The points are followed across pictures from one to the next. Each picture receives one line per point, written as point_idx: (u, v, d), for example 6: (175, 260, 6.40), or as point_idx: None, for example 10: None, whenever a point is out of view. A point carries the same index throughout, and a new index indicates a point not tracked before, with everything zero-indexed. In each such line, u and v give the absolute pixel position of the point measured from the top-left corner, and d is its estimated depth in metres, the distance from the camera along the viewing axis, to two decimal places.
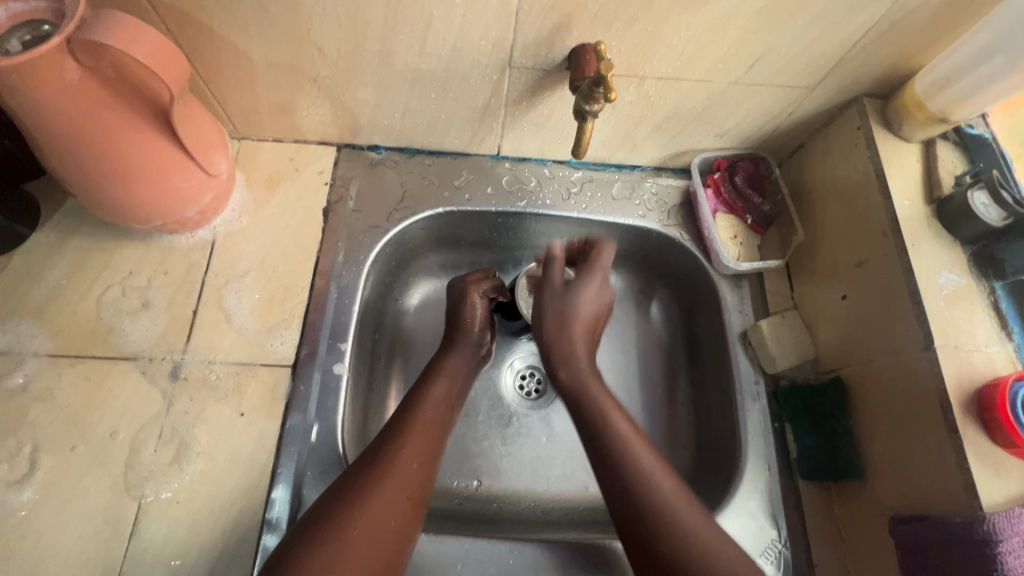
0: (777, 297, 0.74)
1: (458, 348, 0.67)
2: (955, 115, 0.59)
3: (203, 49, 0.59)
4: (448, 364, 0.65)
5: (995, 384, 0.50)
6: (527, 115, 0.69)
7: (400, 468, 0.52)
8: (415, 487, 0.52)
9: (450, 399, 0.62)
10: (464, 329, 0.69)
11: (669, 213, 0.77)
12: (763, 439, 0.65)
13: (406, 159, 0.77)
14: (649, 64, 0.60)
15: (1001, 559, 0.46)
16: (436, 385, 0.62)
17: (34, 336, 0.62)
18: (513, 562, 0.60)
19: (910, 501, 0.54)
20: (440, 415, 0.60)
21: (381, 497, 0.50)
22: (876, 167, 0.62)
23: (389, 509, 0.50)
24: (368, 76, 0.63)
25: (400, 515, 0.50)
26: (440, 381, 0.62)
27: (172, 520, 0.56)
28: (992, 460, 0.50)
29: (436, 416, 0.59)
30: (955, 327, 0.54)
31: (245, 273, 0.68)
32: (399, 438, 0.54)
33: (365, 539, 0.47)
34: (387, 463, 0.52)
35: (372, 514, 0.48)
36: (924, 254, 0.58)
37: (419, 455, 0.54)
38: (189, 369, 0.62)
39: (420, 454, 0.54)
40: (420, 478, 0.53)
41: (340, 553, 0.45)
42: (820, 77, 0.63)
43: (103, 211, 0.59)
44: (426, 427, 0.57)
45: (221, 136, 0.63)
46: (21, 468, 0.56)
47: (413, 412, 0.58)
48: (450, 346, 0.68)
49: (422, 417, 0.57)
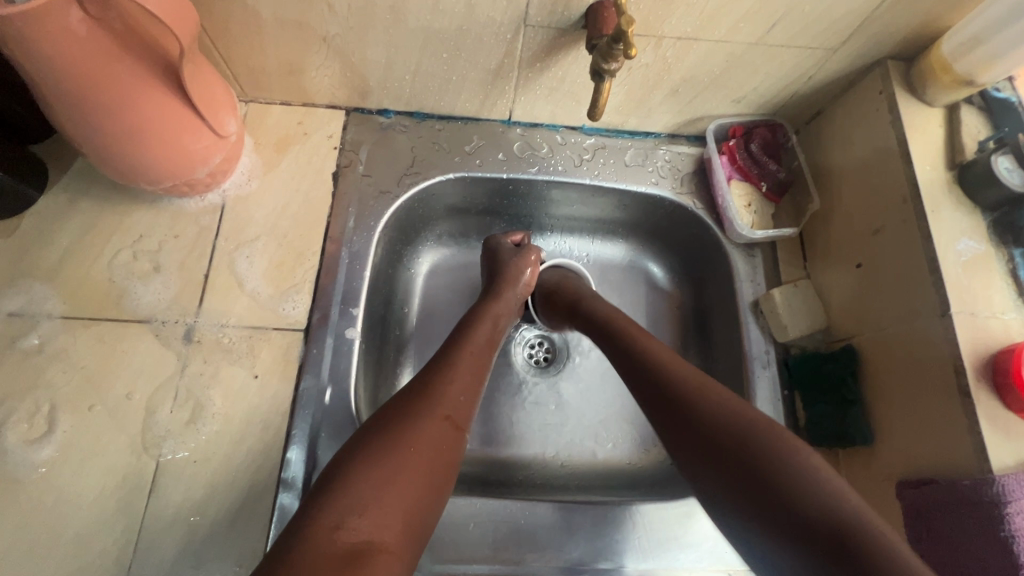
0: (790, 266, 0.73)
1: (503, 297, 0.69)
2: (982, 77, 0.57)
3: (210, 5, 0.57)
4: (494, 311, 0.67)
5: (1010, 350, 0.50)
6: (541, 77, 0.68)
7: (447, 398, 0.55)
8: (461, 416, 0.55)
9: (493, 343, 0.64)
10: (509, 281, 0.70)
11: (682, 180, 0.76)
12: (772, 405, 0.66)
13: (416, 123, 0.76)
14: (668, 23, 0.58)
15: (1009, 519, 0.46)
16: (482, 327, 0.64)
17: (46, 298, 0.62)
18: (525, 522, 0.61)
19: (919, 464, 0.55)
20: (484, 360, 0.61)
21: (430, 424, 0.52)
22: (898, 132, 0.61)
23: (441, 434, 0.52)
24: (379, 34, 0.61)
25: (448, 439, 0.53)
26: (486, 327, 0.65)
27: (190, 479, 0.57)
28: (1003, 424, 0.50)
29: (480, 358, 0.61)
30: (971, 293, 0.54)
31: (256, 237, 0.67)
32: (447, 373, 0.57)
33: (422, 459, 0.51)
34: (439, 395, 0.55)
35: (427, 438, 0.51)
36: (943, 221, 0.57)
37: (465, 391, 0.57)
38: (202, 332, 0.62)
39: (466, 389, 0.58)
40: (465, 410, 0.56)
41: (395, 475, 0.48)
42: (843, 38, 0.61)
43: (114, 172, 0.58)
44: (473, 365, 0.60)
45: (229, 95, 0.61)
46: (40, 426, 0.57)
47: (459, 349, 0.60)
48: (496, 294, 0.69)
49: (467, 356, 0.60)
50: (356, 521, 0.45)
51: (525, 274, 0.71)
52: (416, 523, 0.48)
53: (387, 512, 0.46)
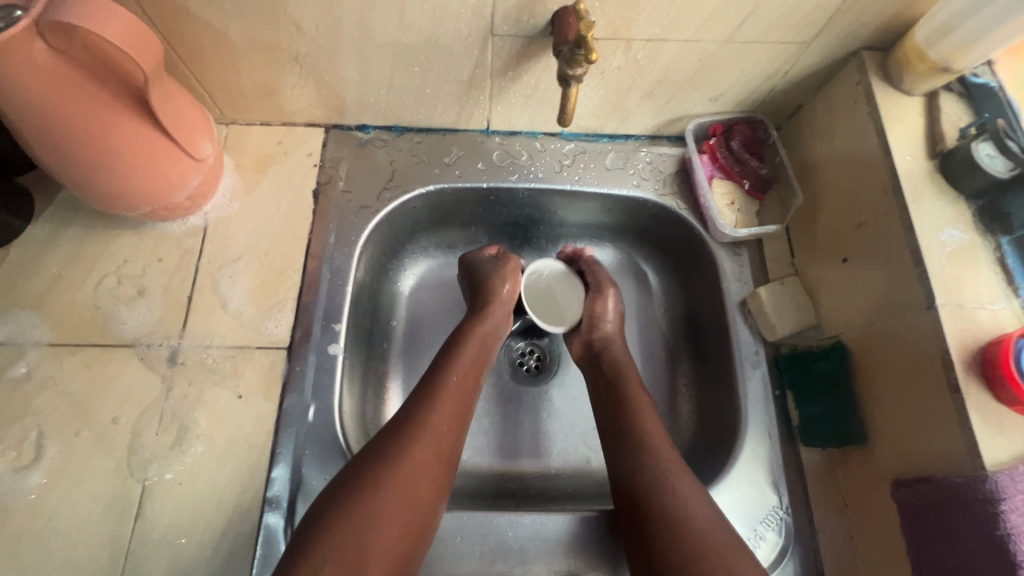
0: (778, 264, 0.72)
1: (487, 314, 0.67)
2: (958, 63, 0.56)
3: (181, 31, 0.58)
4: (478, 329, 0.65)
5: (998, 342, 0.49)
6: (515, 85, 0.68)
7: (431, 433, 0.54)
8: (445, 448, 0.54)
9: (479, 365, 0.63)
10: (491, 299, 0.68)
11: (665, 182, 0.76)
12: (764, 406, 0.65)
13: (395, 137, 0.76)
14: (635, 25, 0.58)
15: (1005, 517, 0.44)
16: (469, 347, 0.63)
17: (34, 326, 0.62)
18: (512, 535, 0.59)
19: (911, 463, 0.53)
20: (467, 390, 0.60)
21: (416, 453, 0.52)
22: (876, 123, 0.60)
23: (423, 470, 0.51)
24: (349, 51, 0.62)
25: (431, 475, 0.52)
26: (471, 349, 0.63)
27: (177, 501, 0.57)
28: (995, 418, 0.48)
29: (464, 384, 0.60)
30: (957, 285, 0.53)
31: (238, 258, 0.68)
32: (427, 406, 0.55)
33: (405, 493, 0.49)
34: (421, 425, 0.54)
35: (407, 477, 0.50)
36: (925, 211, 0.56)
37: (449, 422, 0.56)
38: (187, 353, 0.63)
39: (451, 420, 0.56)
40: (452, 444, 0.55)
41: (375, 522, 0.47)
42: (816, 31, 0.60)
43: (93, 200, 0.59)
44: (456, 395, 0.58)
45: (204, 118, 0.62)
46: (27, 454, 0.58)
47: (445, 372, 0.59)
48: (481, 313, 0.67)
49: (453, 382, 0.59)
50: (334, 569, 0.44)
51: (511, 290, 0.69)
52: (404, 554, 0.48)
53: (368, 559, 0.45)
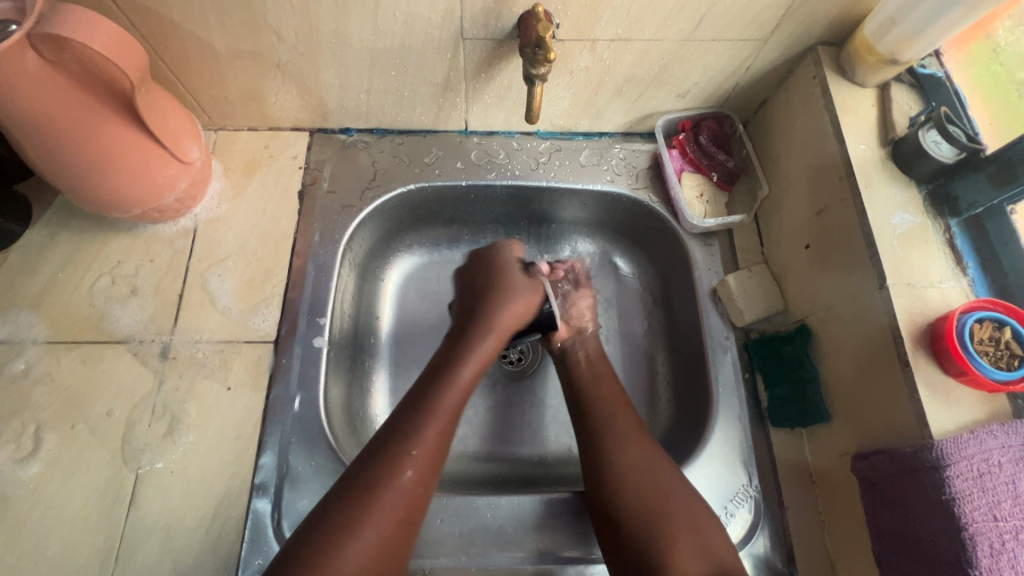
0: (747, 252, 0.75)
1: (474, 353, 0.61)
2: (905, 55, 0.59)
3: (167, 42, 0.61)
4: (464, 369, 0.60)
5: (944, 318, 0.51)
6: (488, 86, 0.71)
7: (396, 495, 0.51)
8: (408, 514, 0.51)
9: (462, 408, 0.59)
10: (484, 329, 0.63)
11: (638, 177, 0.78)
12: (735, 388, 0.67)
13: (377, 139, 0.79)
14: (598, 26, 0.61)
15: (949, 483, 0.46)
16: (450, 393, 0.58)
17: (32, 325, 0.65)
18: (490, 515, 0.62)
19: (870, 436, 0.55)
20: (444, 437, 0.56)
21: (377, 522, 0.49)
22: (831, 114, 0.63)
23: (383, 541, 0.49)
24: (328, 57, 0.65)
25: (394, 536, 0.50)
26: (453, 397, 0.58)
27: (169, 489, 0.60)
28: (942, 389, 0.51)
29: (439, 441, 0.55)
30: (908, 265, 0.55)
31: (227, 257, 0.71)
32: (397, 465, 0.52)
33: (363, 569, 0.48)
34: (386, 488, 0.51)
35: (367, 547, 0.48)
36: (878, 196, 0.58)
37: (421, 479, 0.53)
38: (178, 348, 0.66)
39: (422, 478, 0.53)
40: (415, 508, 0.52)
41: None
42: (771, 28, 0.63)
43: (86, 204, 0.62)
44: (431, 450, 0.54)
45: (191, 124, 0.65)
46: (26, 446, 0.60)
47: (424, 423, 0.55)
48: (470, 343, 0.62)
49: (428, 438, 0.54)
50: None
51: (501, 326, 0.64)
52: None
53: None
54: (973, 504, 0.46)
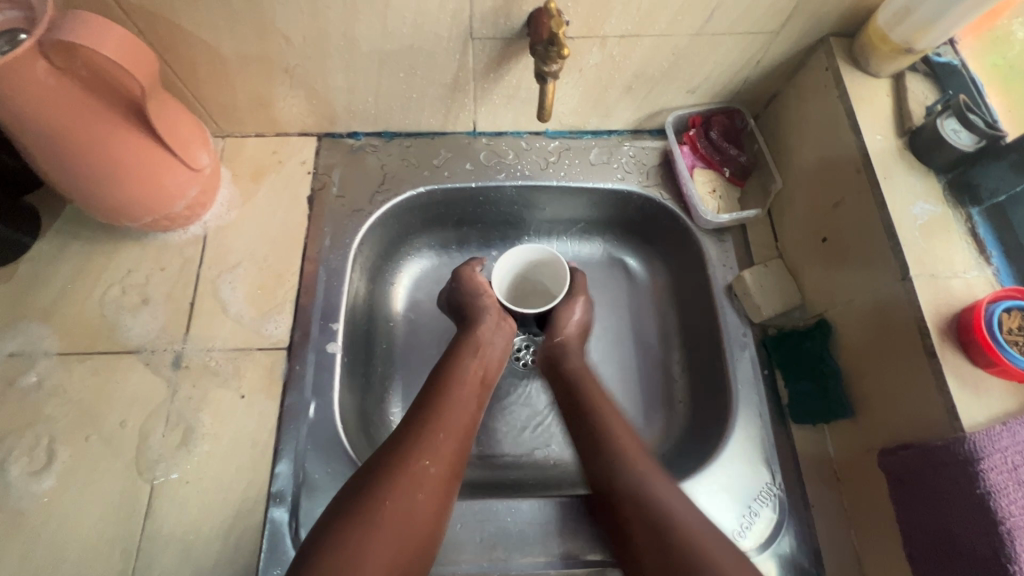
0: (761, 248, 0.74)
1: (479, 323, 0.67)
2: (919, 44, 0.59)
3: (176, 48, 0.61)
4: (477, 339, 0.65)
5: (970, 308, 0.50)
6: (497, 86, 0.70)
7: (431, 444, 0.53)
8: (446, 464, 0.54)
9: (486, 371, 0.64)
10: (480, 308, 0.68)
11: (648, 174, 0.78)
12: (754, 386, 0.67)
13: (385, 143, 0.78)
14: (608, 23, 0.61)
15: (983, 476, 0.45)
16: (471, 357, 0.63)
17: (43, 337, 0.65)
18: (511, 520, 0.61)
19: (897, 431, 0.54)
20: (472, 396, 0.60)
21: (417, 460, 0.52)
22: (846, 106, 0.62)
23: (424, 480, 0.51)
24: (336, 61, 0.64)
25: (432, 484, 0.52)
26: (472, 357, 0.63)
27: (185, 500, 0.59)
28: (971, 381, 0.50)
29: (469, 399, 0.60)
30: (930, 255, 0.54)
31: (238, 264, 0.70)
32: (429, 412, 0.56)
33: (399, 509, 0.49)
34: (421, 432, 0.54)
35: (400, 491, 0.50)
36: (897, 187, 0.58)
37: (450, 430, 0.56)
38: (190, 357, 0.65)
39: (452, 427, 0.56)
40: (453, 455, 0.55)
41: (373, 532, 0.47)
42: (783, 21, 0.62)
43: (97, 212, 0.62)
44: (455, 405, 0.58)
45: (200, 130, 0.65)
46: (40, 459, 0.60)
47: (446, 387, 0.59)
48: (473, 322, 0.67)
49: (456, 394, 0.59)
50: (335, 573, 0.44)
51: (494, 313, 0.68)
52: (415, 550, 0.49)
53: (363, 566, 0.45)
54: (1009, 498, 0.45)
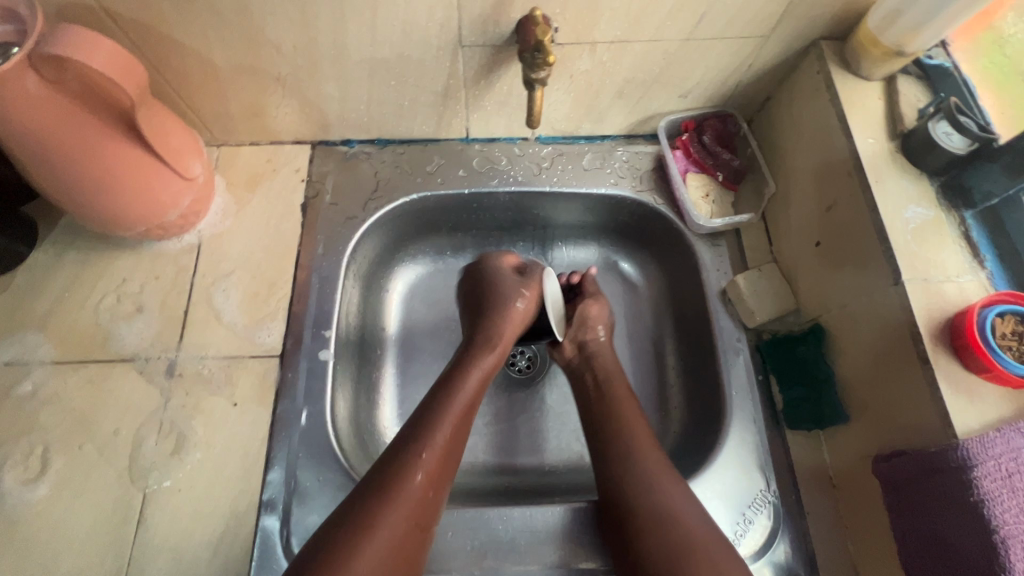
0: (756, 252, 0.74)
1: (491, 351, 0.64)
2: (910, 46, 0.58)
3: (169, 59, 0.62)
4: (477, 364, 0.62)
5: (963, 313, 0.50)
6: (488, 93, 0.70)
7: (411, 498, 0.50)
8: (424, 513, 0.51)
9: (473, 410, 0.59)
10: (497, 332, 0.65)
11: (642, 179, 0.77)
12: (748, 391, 0.66)
13: (378, 150, 0.79)
14: (597, 29, 0.61)
15: (977, 484, 0.45)
16: (463, 393, 0.59)
17: (39, 345, 0.65)
18: (503, 528, 0.60)
19: (893, 438, 0.54)
20: (459, 437, 0.57)
21: (394, 518, 0.49)
22: (837, 109, 0.62)
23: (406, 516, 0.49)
24: (327, 69, 0.65)
25: (405, 543, 0.49)
26: (467, 392, 0.59)
27: (177, 508, 0.59)
28: (964, 386, 0.49)
29: (455, 438, 0.56)
30: (922, 259, 0.54)
31: (231, 271, 0.71)
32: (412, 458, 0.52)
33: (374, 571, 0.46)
34: (401, 482, 0.50)
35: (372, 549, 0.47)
36: (889, 191, 0.57)
37: (433, 479, 0.52)
38: (184, 365, 0.65)
39: (433, 476, 0.52)
40: (431, 507, 0.52)
41: None
42: (773, 24, 0.62)
43: (90, 222, 0.62)
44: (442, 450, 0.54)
45: (193, 140, 0.66)
46: (34, 467, 0.60)
47: (437, 417, 0.56)
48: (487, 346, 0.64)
49: (448, 423, 0.55)
50: None
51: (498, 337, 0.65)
52: None
53: None
54: (1004, 505, 0.44)
